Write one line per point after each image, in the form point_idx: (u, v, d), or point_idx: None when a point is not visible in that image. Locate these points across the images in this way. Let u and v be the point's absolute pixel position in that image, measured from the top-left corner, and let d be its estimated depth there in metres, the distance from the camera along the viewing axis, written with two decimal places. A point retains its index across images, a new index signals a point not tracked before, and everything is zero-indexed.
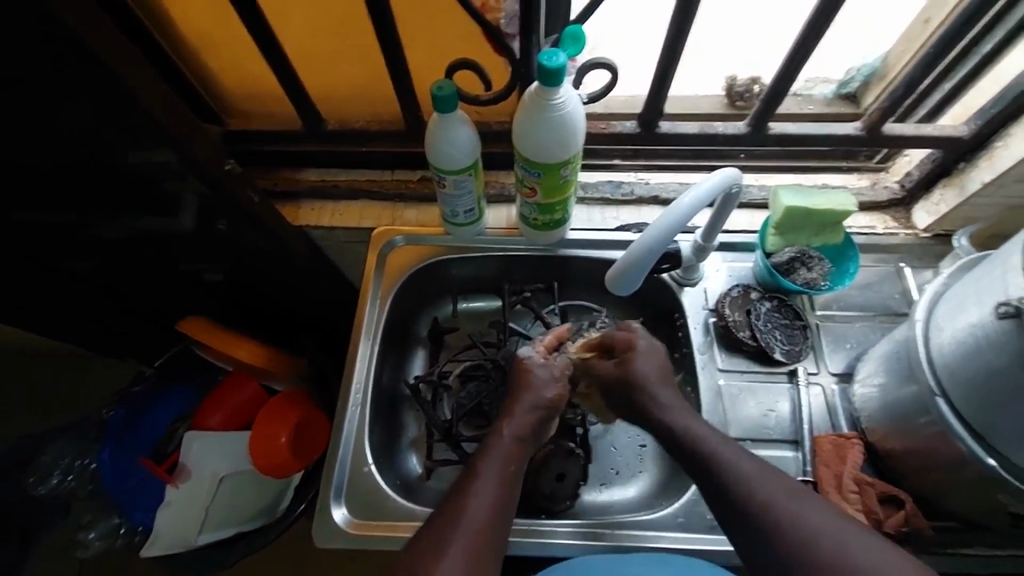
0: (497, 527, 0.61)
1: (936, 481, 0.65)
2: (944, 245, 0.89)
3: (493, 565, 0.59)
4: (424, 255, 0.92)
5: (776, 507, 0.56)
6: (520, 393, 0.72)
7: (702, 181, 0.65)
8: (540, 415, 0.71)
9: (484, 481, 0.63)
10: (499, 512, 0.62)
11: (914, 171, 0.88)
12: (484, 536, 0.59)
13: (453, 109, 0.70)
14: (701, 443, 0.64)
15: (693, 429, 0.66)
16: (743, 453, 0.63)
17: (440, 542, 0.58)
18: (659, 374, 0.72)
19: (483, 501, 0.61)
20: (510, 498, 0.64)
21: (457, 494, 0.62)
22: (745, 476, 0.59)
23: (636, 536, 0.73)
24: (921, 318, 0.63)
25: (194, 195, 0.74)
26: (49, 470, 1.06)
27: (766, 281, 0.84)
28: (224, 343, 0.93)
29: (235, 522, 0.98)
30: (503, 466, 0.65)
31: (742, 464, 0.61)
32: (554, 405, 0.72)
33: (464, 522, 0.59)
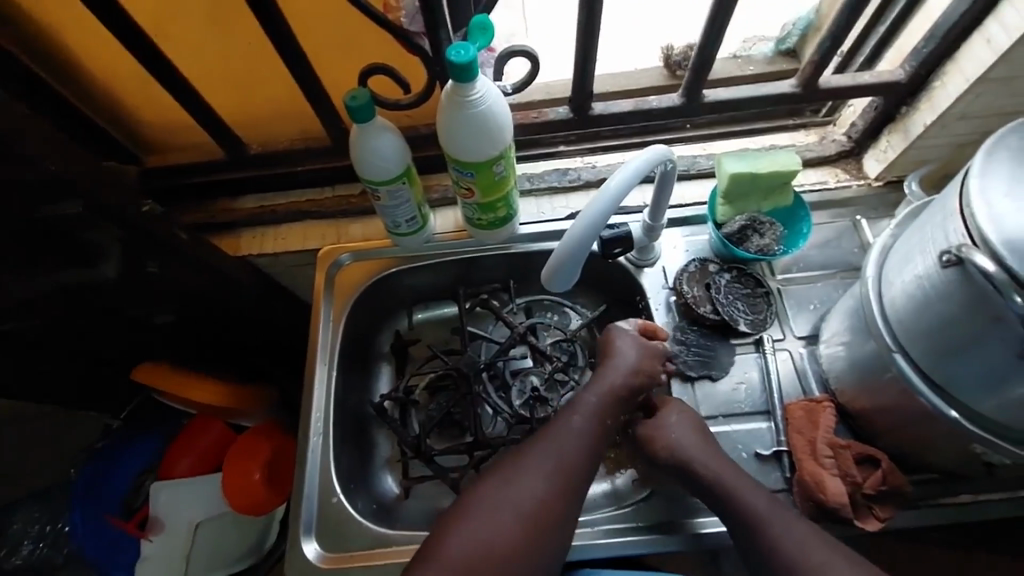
0: (578, 476, 0.62)
1: (911, 435, 0.64)
2: (897, 192, 0.87)
3: (552, 530, 0.59)
4: (373, 270, 0.89)
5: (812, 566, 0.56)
6: (608, 357, 0.71)
7: (618, 175, 0.61)
8: (632, 381, 0.69)
9: (569, 432, 0.64)
10: (581, 464, 0.63)
11: (859, 121, 0.87)
12: (560, 479, 0.61)
13: (369, 119, 0.67)
14: (711, 476, 0.64)
15: (718, 473, 0.64)
16: (800, 521, 0.60)
17: (510, 474, 0.61)
18: (695, 436, 0.68)
19: (563, 451, 0.63)
20: (585, 466, 0.63)
21: (537, 441, 0.64)
22: (797, 544, 0.58)
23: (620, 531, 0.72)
24: (872, 273, 0.61)
25: (115, 242, 0.71)
26: (20, 541, 1.08)
27: (723, 252, 0.82)
28: (180, 386, 0.90)
29: (222, 565, 0.97)
30: (595, 420, 0.65)
31: (807, 538, 0.58)
32: (647, 371, 0.70)
33: (526, 481, 0.60)
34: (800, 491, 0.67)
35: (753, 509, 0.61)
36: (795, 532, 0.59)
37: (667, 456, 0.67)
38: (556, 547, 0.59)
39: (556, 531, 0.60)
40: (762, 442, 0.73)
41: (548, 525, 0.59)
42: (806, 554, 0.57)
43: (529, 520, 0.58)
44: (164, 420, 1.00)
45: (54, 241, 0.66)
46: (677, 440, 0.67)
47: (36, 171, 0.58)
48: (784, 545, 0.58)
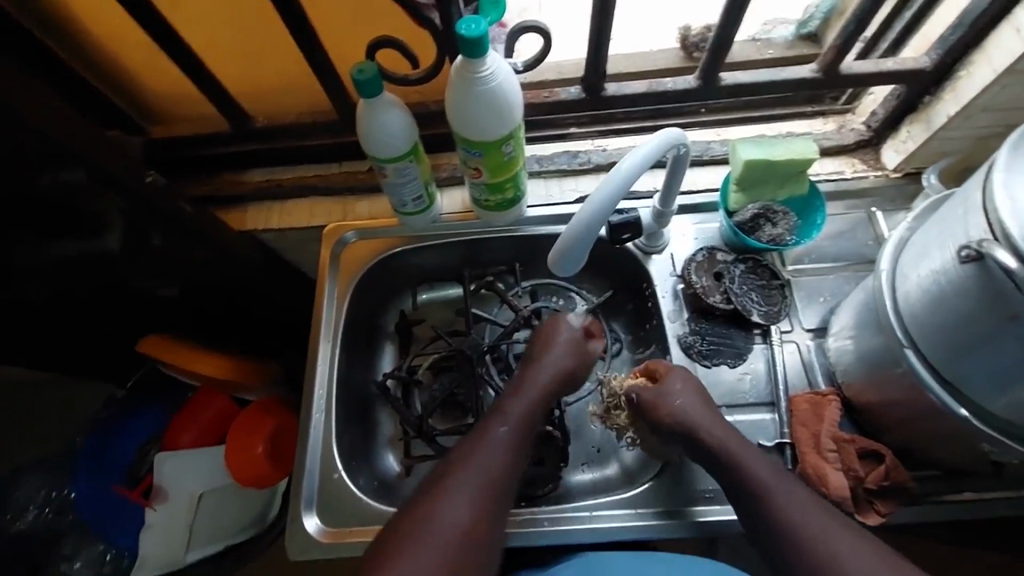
0: (505, 485, 0.62)
1: (917, 432, 0.63)
2: (916, 184, 0.85)
3: (490, 534, 0.60)
4: (379, 248, 0.88)
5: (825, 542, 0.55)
6: (538, 357, 0.72)
7: (629, 158, 0.59)
8: (560, 380, 0.71)
9: (491, 441, 0.64)
10: (512, 465, 0.64)
11: (879, 110, 0.84)
12: (487, 490, 0.61)
13: (378, 94, 0.66)
14: (723, 448, 0.64)
15: (728, 443, 0.64)
16: (803, 492, 0.60)
17: (436, 495, 0.60)
18: (699, 403, 0.68)
19: (498, 453, 0.63)
20: (515, 467, 0.64)
21: (463, 453, 0.63)
22: (800, 520, 0.57)
23: (617, 517, 0.72)
24: (886, 267, 0.60)
25: (119, 212, 0.70)
26: (26, 505, 1.10)
27: (733, 240, 0.81)
28: (185, 359, 0.91)
29: (226, 536, 0.98)
30: (526, 421, 0.66)
31: (811, 510, 0.58)
32: (570, 369, 0.72)
33: (464, 487, 0.60)
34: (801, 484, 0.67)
35: (758, 478, 0.60)
36: (804, 506, 0.57)
37: (667, 421, 0.68)
38: (492, 550, 0.60)
39: (493, 534, 0.60)
40: (765, 434, 0.72)
41: (481, 538, 0.59)
42: (816, 526, 0.56)
43: (461, 538, 0.58)
44: (167, 392, 1.01)
45: (57, 209, 0.65)
46: (682, 406, 0.68)
47: (38, 138, 0.57)
48: (789, 516, 0.57)
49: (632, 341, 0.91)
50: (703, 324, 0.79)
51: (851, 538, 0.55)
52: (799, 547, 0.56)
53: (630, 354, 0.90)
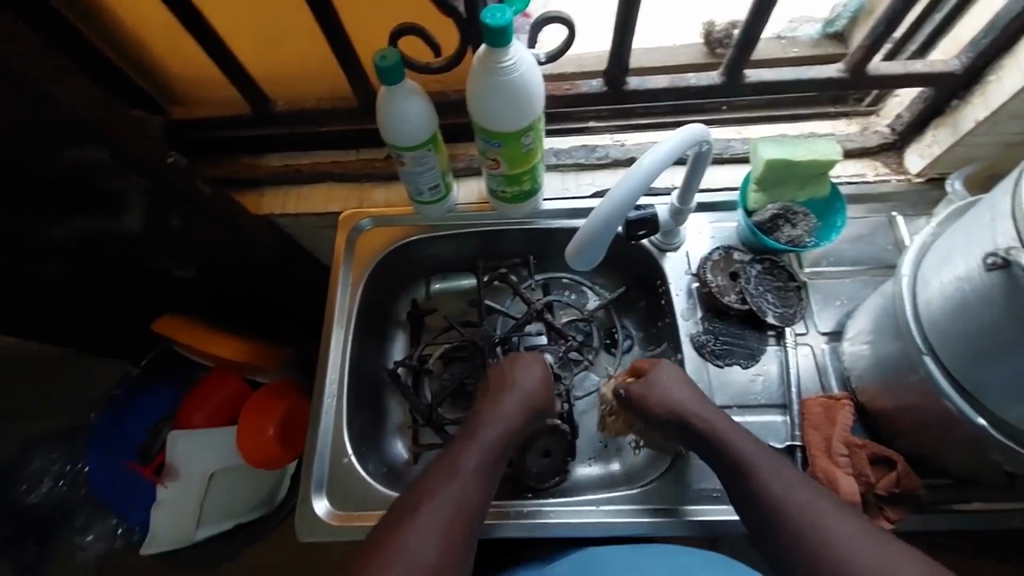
0: (468, 522, 0.60)
1: (931, 440, 0.62)
2: (939, 189, 0.84)
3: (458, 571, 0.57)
4: (394, 237, 0.89)
5: (830, 533, 0.54)
6: (503, 389, 0.70)
7: (649, 154, 0.58)
8: (527, 412, 0.69)
9: (452, 475, 0.61)
10: (479, 501, 0.61)
11: (905, 113, 0.83)
12: (451, 527, 0.58)
13: (399, 81, 0.66)
14: (719, 439, 0.63)
15: (722, 429, 0.64)
16: (788, 468, 0.60)
17: (397, 533, 0.57)
18: (687, 390, 0.68)
19: (466, 487, 0.61)
20: (481, 502, 0.62)
21: (426, 486, 0.61)
22: (797, 506, 0.56)
23: (621, 513, 0.72)
24: (907, 272, 0.59)
25: (139, 190, 0.71)
26: (40, 478, 1.13)
27: (750, 240, 0.80)
28: (200, 340, 0.92)
29: (236, 514, 1.01)
30: (492, 456, 0.64)
31: (808, 494, 0.57)
32: (536, 402, 0.70)
33: (431, 521, 0.58)
34: None
35: (747, 458, 0.61)
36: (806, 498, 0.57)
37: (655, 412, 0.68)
38: None
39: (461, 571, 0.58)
40: (776, 436, 0.72)
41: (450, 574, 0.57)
42: (816, 513, 0.56)
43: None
44: (182, 370, 1.02)
45: (79, 185, 0.66)
46: (673, 392, 0.68)
47: (64, 114, 0.58)
48: (787, 504, 0.57)
49: (643, 338, 0.91)
50: (718, 324, 0.78)
51: (850, 526, 0.54)
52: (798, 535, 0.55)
53: (640, 350, 0.90)
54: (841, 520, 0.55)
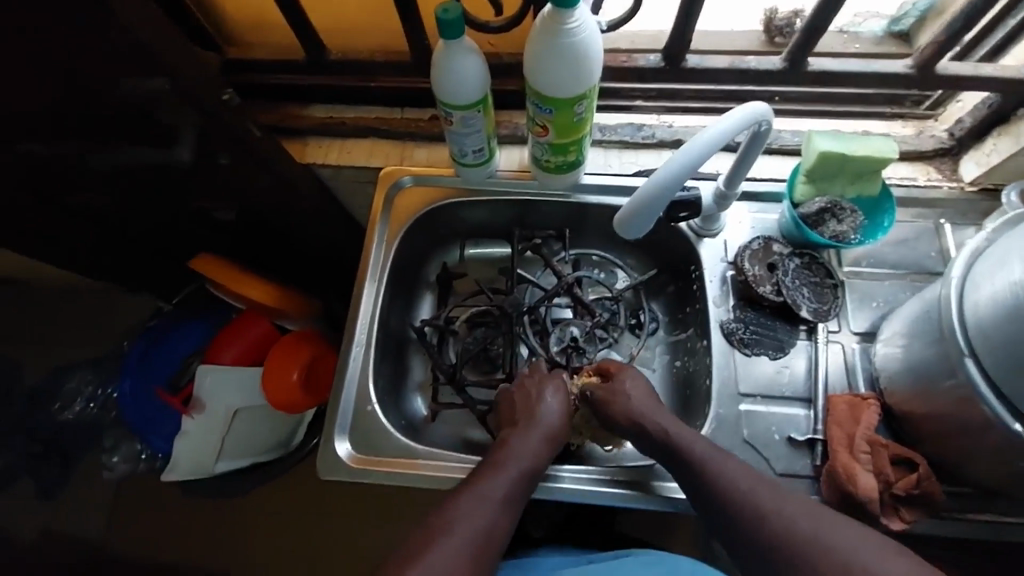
0: (489, 548, 0.61)
1: (957, 446, 0.62)
2: (992, 200, 0.82)
3: None
4: (433, 197, 0.89)
5: (831, 543, 0.54)
6: (530, 423, 0.72)
7: (709, 131, 0.58)
8: (549, 446, 0.71)
9: (479, 500, 0.63)
10: (499, 532, 0.62)
11: (966, 118, 0.81)
12: (476, 549, 0.60)
13: (458, 37, 0.65)
14: (683, 444, 0.66)
15: (681, 434, 0.67)
16: (734, 461, 0.63)
17: (423, 549, 0.58)
18: (644, 395, 0.73)
19: (487, 512, 0.62)
20: (502, 524, 0.63)
21: (449, 509, 0.62)
22: (745, 493, 0.59)
23: (606, 483, 0.72)
24: (957, 275, 0.58)
25: (192, 126, 0.72)
26: (73, 397, 1.22)
27: (792, 233, 0.79)
28: (236, 280, 0.94)
29: (253, 453, 1.04)
30: (514, 484, 0.66)
31: (761, 489, 0.60)
32: (557, 438, 0.72)
33: (456, 539, 0.59)
34: (827, 482, 0.67)
35: (700, 457, 0.64)
36: (786, 504, 0.58)
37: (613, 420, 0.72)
38: None
39: None
40: (796, 428, 0.72)
41: None
42: (793, 522, 0.56)
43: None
44: (214, 311, 1.05)
45: (135, 116, 0.67)
46: (632, 407, 0.71)
47: (135, 42, 0.59)
48: (768, 511, 0.58)
49: (668, 321, 0.91)
50: (750, 314, 0.78)
51: (798, 505, 0.58)
52: (760, 520, 0.58)
53: (665, 333, 0.91)
54: (829, 525, 0.55)
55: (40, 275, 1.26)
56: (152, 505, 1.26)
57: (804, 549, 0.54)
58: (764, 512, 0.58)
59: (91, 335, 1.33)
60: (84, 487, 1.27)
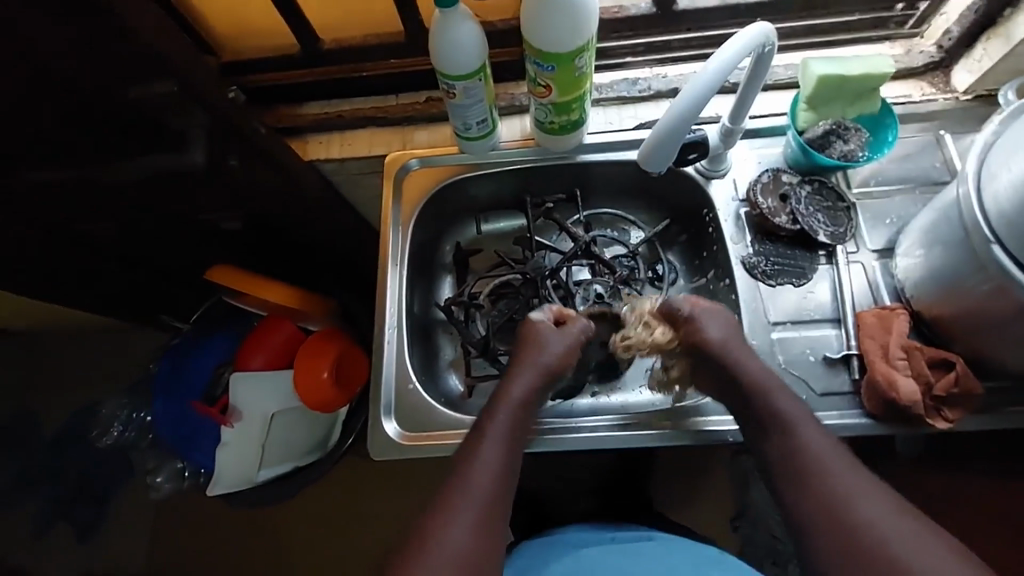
0: (503, 493, 0.63)
1: (990, 339, 0.64)
2: (987, 105, 0.83)
3: (498, 537, 0.61)
4: (441, 176, 0.90)
5: (881, 529, 0.55)
6: (525, 356, 0.73)
7: (708, 65, 0.59)
8: (546, 379, 0.72)
9: (489, 442, 0.65)
10: (507, 469, 0.64)
11: (952, 28, 0.82)
12: (490, 499, 0.62)
13: (453, 4, 0.67)
14: (771, 401, 0.65)
15: (770, 384, 0.66)
16: (814, 426, 0.63)
17: (453, 505, 0.61)
18: (731, 332, 0.71)
19: (493, 457, 0.64)
20: (511, 466, 0.65)
21: (457, 464, 0.64)
22: (818, 456, 0.60)
23: (625, 427, 0.74)
24: (972, 170, 0.59)
25: (199, 128, 0.73)
26: (111, 422, 1.26)
27: (801, 162, 0.80)
28: (253, 286, 0.94)
29: (293, 457, 1.05)
30: (511, 425, 0.67)
31: (815, 441, 0.62)
32: (557, 371, 0.72)
33: (470, 492, 0.62)
34: (868, 393, 0.69)
35: (780, 405, 0.64)
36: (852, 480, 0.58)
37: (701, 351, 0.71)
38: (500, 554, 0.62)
39: (499, 540, 0.62)
40: (830, 348, 0.73)
41: (490, 546, 0.60)
42: (858, 500, 0.57)
43: (473, 548, 0.59)
44: (235, 323, 1.05)
45: (143, 123, 0.67)
46: (719, 342, 0.70)
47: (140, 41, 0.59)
48: (832, 481, 0.59)
49: (687, 269, 0.92)
50: (769, 246, 0.79)
51: (861, 482, 0.58)
52: (804, 475, 0.60)
53: (686, 281, 0.91)
54: (871, 497, 0.57)
55: (53, 319, 1.26)
56: (194, 531, 1.27)
57: (856, 529, 0.56)
58: (833, 488, 0.58)
59: (113, 370, 1.34)
60: (128, 519, 1.28)
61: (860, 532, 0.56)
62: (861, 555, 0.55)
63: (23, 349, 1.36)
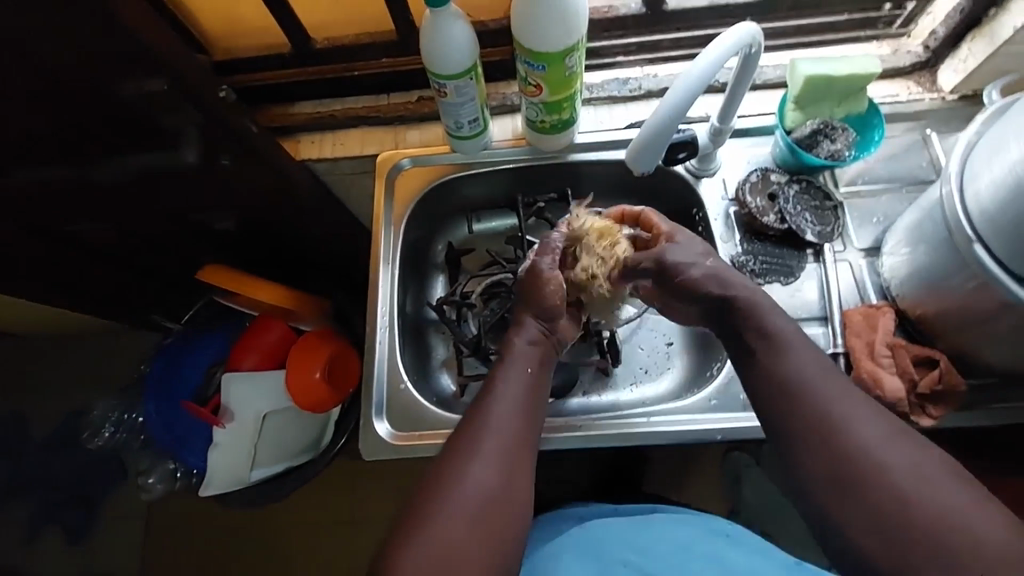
0: (528, 434, 0.62)
1: (974, 336, 0.65)
2: (972, 105, 0.84)
3: (526, 474, 0.60)
4: (432, 176, 0.90)
5: (882, 454, 0.51)
6: (529, 300, 0.71)
7: (696, 65, 0.60)
8: (543, 322, 0.71)
9: (509, 380, 0.64)
10: (529, 406, 0.64)
11: (939, 29, 0.83)
12: (511, 439, 0.60)
13: (444, 3, 0.67)
14: (760, 319, 0.62)
15: (756, 302, 0.63)
16: (808, 348, 0.59)
17: (476, 445, 0.59)
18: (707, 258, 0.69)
19: (513, 396, 0.63)
20: (534, 404, 0.64)
21: (479, 407, 0.62)
22: (810, 381, 0.56)
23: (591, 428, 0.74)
24: (955, 171, 0.60)
25: (193, 127, 0.72)
26: (102, 424, 1.24)
27: (788, 161, 0.81)
28: (244, 286, 0.94)
29: (286, 457, 1.05)
30: (526, 365, 0.66)
31: (805, 363, 0.58)
32: (552, 311, 0.71)
33: (492, 430, 0.60)
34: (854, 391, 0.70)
35: (772, 326, 0.61)
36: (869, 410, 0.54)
37: (676, 283, 0.68)
38: (527, 491, 0.60)
39: (526, 477, 0.60)
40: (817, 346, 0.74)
41: (519, 481, 0.59)
42: (863, 427, 0.53)
43: (501, 486, 0.58)
44: (227, 324, 1.05)
45: (134, 124, 0.67)
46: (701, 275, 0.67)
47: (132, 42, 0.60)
48: (832, 406, 0.55)
49: None
50: (757, 244, 0.80)
51: (862, 404, 0.54)
52: (799, 397, 0.56)
53: None
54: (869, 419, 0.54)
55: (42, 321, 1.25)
56: (186, 532, 1.27)
57: (863, 454, 0.52)
58: (832, 413, 0.54)
59: (104, 372, 1.33)
60: (120, 520, 1.27)
61: (864, 459, 0.52)
62: (857, 483, 0.51)
63: (15, 352, 1.36)
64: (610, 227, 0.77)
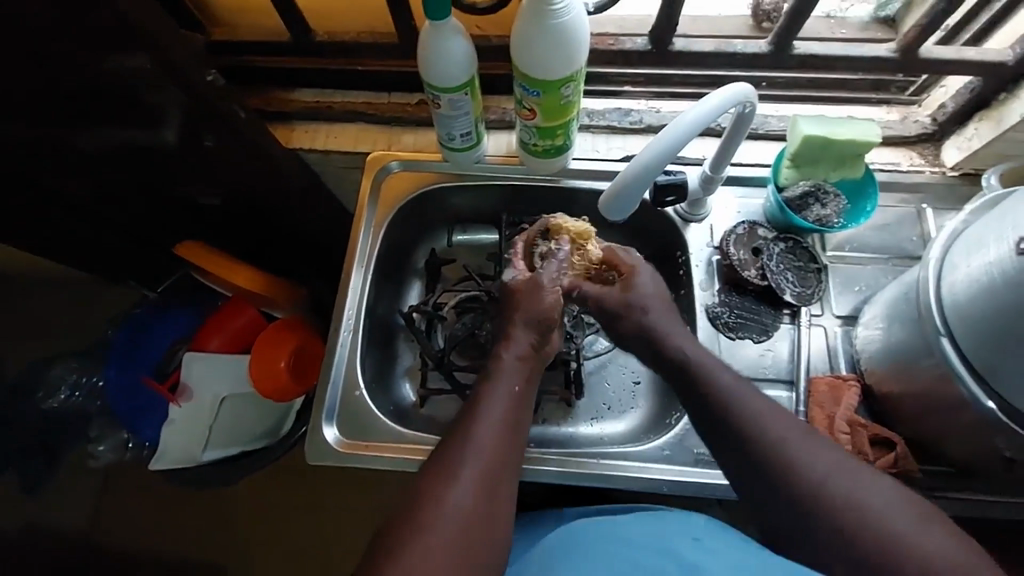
0: (510, 449, 0.60)
1: (933, 424, 0.64)
2: (972, 184, 0.83)
3: (506, 495, 0.57)
4: (421, 183, 0.89)
5: (835, 491, 0.53)
6: (512, 312, 0.69)
7: (689, 111, 0.59)
8: (536, 330, 0.68)
9: (495, 393, 0.62)
10: (512, 420, 0.61)
11: (949, 103, 0.81)
12: (491, 457, 0.58)
13: (446, 17, 0.66)
14: (704, 374, 0.63)
15: (701, 359, 0.64)
16: (757, 397, 0.60)
17: (455, 464, 0.57)
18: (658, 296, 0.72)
19: (496, 411, 0.61)
20: (521, 419, 0.62)
21: (463, 422, 0.60)
22: (764, 425, 0.57)
23: (548, 462, 0.73)
24: (935, 256, 0.59)
25: (177, 106, 0.72)
26: (58, 385, 1.20)
27: (777, 217, 0.80)
28: (219, 267, 0.93)
29: (239, 442, 1.02)
30: (513, 383, 0.64)
31: (755, 409, 0.59)
32: (547, 321, 0.68)
33: (474, 446, 0.58)
34: None
35: (714, 381, 0.62)
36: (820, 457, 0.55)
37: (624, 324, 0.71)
38: (507, 515, 0.57)
39: (506, 498, 0.57)
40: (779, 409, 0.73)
41: (499, 503, 0.56)
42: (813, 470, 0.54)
43: (482, 505, 0.55)
44: (199, 300, 1.04)
45: (117, 97, 0.66)
46: (651, 317, 0.70)
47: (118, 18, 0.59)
48: (789, 457, 0.55)
49: None
50: (734, 297, 0.79)
51: (821, 448, 0.56)
52: (752, 442, 0.57)
53: None
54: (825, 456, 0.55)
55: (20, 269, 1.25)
56: (134, 498, 1.26)
57: (824, 497, 0.53)
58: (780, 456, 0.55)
59: (75, 327, 1.32)
60: (75, 476, 1.28)
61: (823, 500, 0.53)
62: (820, 513, 0.52)
63: None
64: (585, 228, 0.76)
